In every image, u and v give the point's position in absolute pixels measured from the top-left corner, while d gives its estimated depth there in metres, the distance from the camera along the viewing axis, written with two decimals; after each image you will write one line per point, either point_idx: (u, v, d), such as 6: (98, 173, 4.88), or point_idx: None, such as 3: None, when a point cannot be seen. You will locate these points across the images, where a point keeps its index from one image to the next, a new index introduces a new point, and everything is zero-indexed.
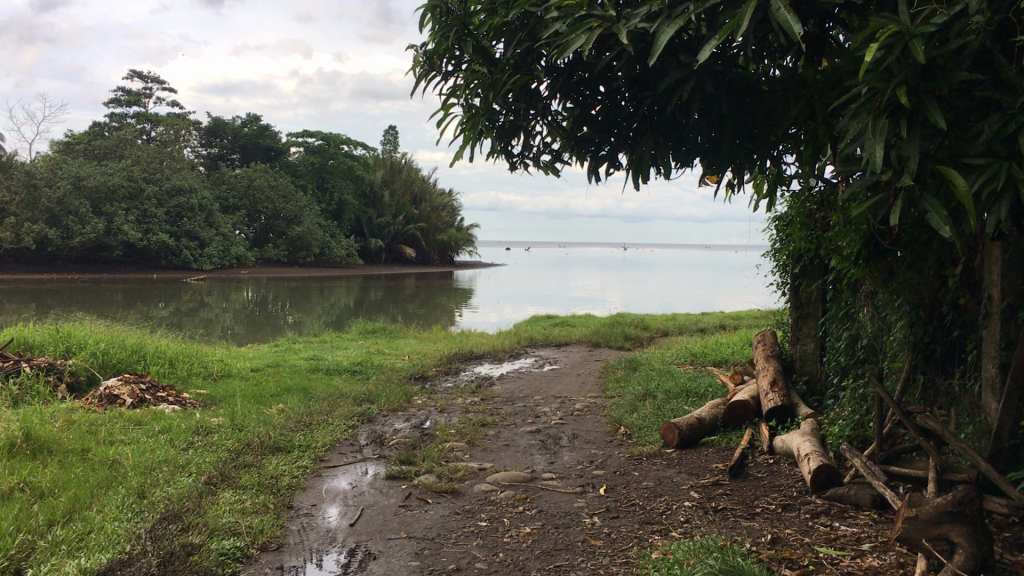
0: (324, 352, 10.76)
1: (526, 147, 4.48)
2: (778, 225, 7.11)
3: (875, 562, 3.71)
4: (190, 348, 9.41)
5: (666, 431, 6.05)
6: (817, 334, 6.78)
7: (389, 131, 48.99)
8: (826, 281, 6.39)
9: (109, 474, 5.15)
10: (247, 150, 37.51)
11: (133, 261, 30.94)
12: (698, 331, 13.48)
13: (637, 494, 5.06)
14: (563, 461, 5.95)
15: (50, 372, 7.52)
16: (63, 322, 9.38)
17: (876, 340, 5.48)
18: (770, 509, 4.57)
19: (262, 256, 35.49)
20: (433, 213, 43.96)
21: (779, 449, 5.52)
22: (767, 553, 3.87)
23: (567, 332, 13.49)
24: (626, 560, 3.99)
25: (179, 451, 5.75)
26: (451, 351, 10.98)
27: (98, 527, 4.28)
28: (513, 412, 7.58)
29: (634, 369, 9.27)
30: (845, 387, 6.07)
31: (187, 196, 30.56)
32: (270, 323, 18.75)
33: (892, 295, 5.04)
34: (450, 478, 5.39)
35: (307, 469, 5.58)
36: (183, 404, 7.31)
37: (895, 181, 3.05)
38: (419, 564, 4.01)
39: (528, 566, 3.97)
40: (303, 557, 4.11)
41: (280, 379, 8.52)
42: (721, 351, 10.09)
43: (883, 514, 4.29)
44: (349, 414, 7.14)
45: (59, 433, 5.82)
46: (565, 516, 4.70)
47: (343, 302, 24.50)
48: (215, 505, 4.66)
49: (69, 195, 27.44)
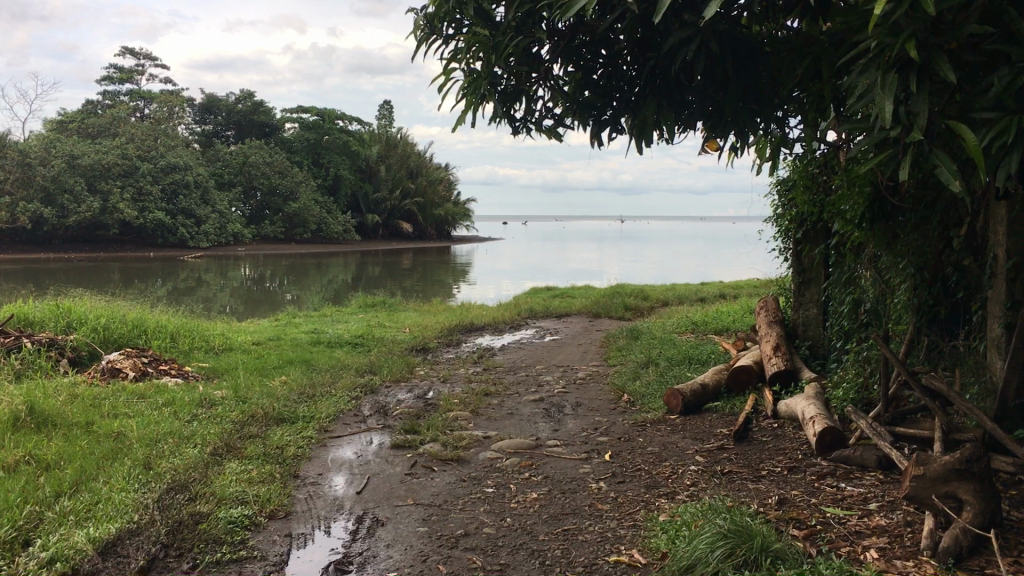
0: (325, 326, 10.73)
1: (528, 111, 4.46)
2: (780, 190, 7.09)
3: (882, 520, 3.73)
4: (190, 323, 9.40)
5: (669, 397, 6.06)
6: (820, 300, 6.78)
7: (385, 107, 48.70)
8: (829, 245, 6.39)
9: (114, 446, 5.15)
10: (241, 126, 37.32)
11: (130, 240, 30.91)
12: (697, 301, 13.46)
13: (643, 460, 5.07)
14: (568, 428, 5.96)
15: (51, 348, 7.52)
16: (62, 298, 9.37)
17: (880, 304, 5.48)
18: (776, 471, 4.59)
19: (259, 233, 35.38)
20: (430, 188, 43.82)
21: (783, 413, 5.53)
22: (775, 514, 3.88)
23: (568, 303, 13.47)
24: (634, 522, 4.01)
25: (183, 422, 5.75)
26: (452, 323, 10.96)
27: (106, 497, 4.30)
28: (516, 381, 7.60)
29: (636, 338, 9.27)
30: (848, 352, 6.08)
31: (182, 174, 30.43)
32: (270, 300, 18.73)
33: (896, 258, 5.04)
34: (456, 446, 5.39)
35: (311, 439, 5.58)
36: (185, 377, 7.30)
37: (904, 138, 3.04)
38: (427, 530, 4.02)
39: (535, 530, 3.97)
40: (310, 525, 4.12)
41: (282, 352, 8.51)
42: (722, 319, 10.11)
43: (888, 474, 4.31)
44: (352, 385, 7.16)
45: (63, 407, 5.82)
46: (571, 481, 4.71)
47: (341, 278, 24.46)
48: (221, 475, 4.67)
49: (64, 173, 27.38)
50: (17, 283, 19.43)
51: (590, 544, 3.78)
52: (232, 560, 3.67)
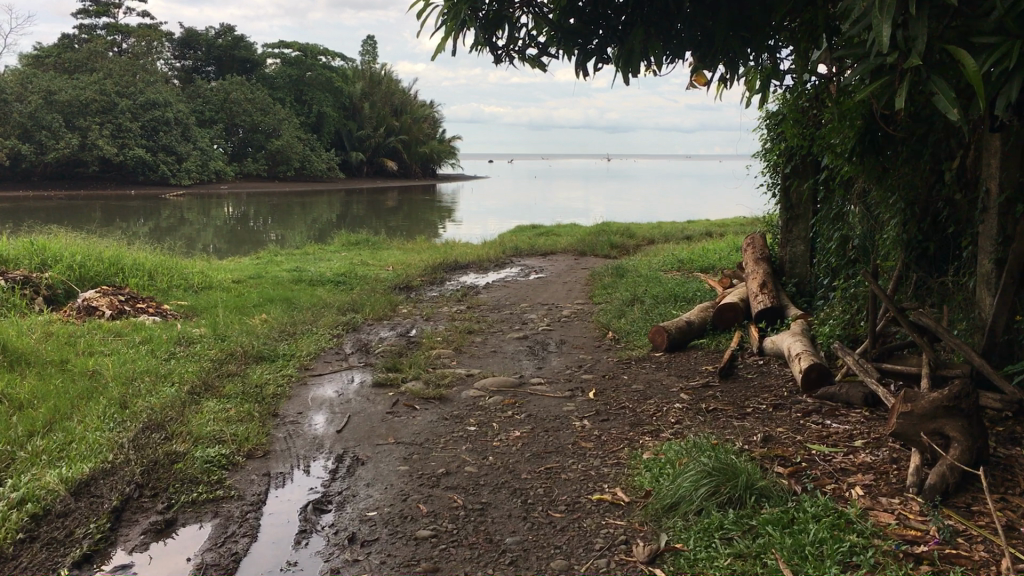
0: (307, 263, 10.60)
1: (511, 39, 4.29)
2: (768, 125, 6.95)
3: (868, 457, 3.69)
4: (169, 261, 9.26)
5: (654, 334, 5.99)
6: (808, 236, 6.69)
7: (369, 43, 47.83)
8: (818, 180, 6.28)
9: (90, 384, 5.07)
10: (222, 62, 36.63)
11: (110, 177, 30.47)
12: (683, 239, 13.35)
13: (627, 397, 5.01)
14: (551, 365, 5.90)
15: (26, 286, 7.39)
16: (37, 235, 9.20)
17: (869, 239, 5.40)
18: (761, 409, 4.54)
19: (242, 170, 34.95)
20: (414, 125, 43.24)
21: (769, 350, 5.48)
22: (759, 451, 3.82)
23: (553, 241, 13.35)
24: (617, 460, 3.96)
25: (160, 360, 5.67)
26: (435, 261, 10.85)
27: (79, 437, 4.23)
28: (500, 319, 7.53)
29: (621, 276, 9.17)
30: (835, 289, 6.02)
31: (162, 110, 29.91)
32: (253, 239, 18.51)
33: (886, 193, 4.95)
34: (437, 384, 5.31)
35: (292, 377, 5.50)
36: (163, 315, 7.20)
37: (900, 64, 2.92)
38: (408, 469, 3.95)
39: (518, 469, 3.91)
40: (289, 464, 4.05)
41: (263, 290, 8.39)
42: (708, 257, 10.02)
43: (874, 411, 4.27)
44: (334, 323, 7.07)
45: (37, 345, 5.72)
46: (555, 419, 4.65)
47: (325, 217, 24.22)
48: (199, 414, 4.60)
49: (41, 109, 26.89)
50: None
51: (573, 483, 3.73)
52: (208, 499, 3.59)
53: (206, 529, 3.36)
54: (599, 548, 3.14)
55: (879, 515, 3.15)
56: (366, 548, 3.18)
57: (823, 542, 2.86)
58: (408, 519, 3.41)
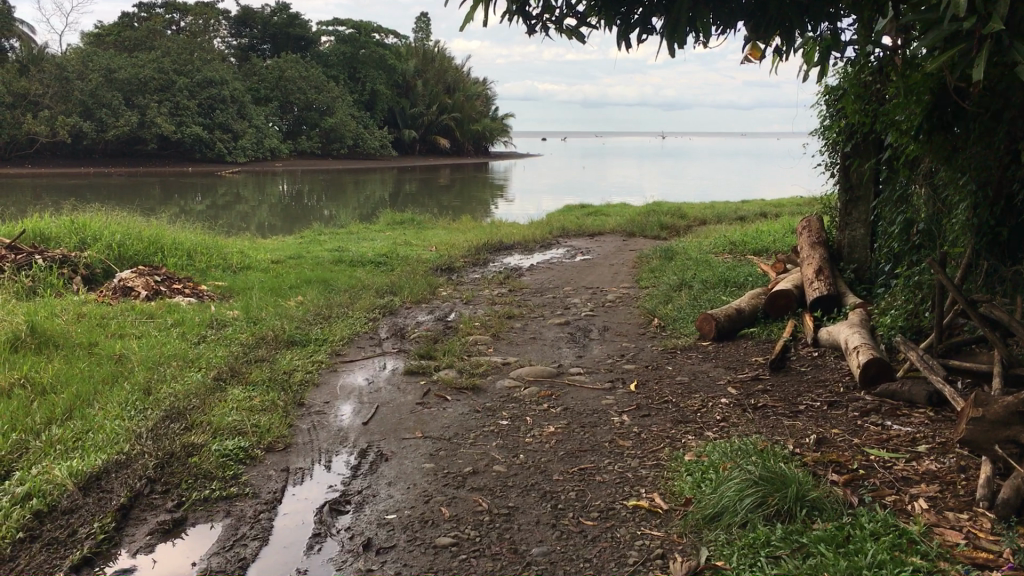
0: (350, 243, 10.42)
1: (546, 6, 3.97)
2: (827, 101, 6.58)
3: (932, 466, 3.39)
4: (209, 240, 9.15)
5: (702, 323, 5.69)
6: (868, 219, 6.32)
7: (423, 19, 47.65)
8: (881, 160, 5.91)
9: (115, 369, 4.93)
10: (277, 40, 36.66)
11: (168, 155, 30.71)
12: (736, 220, 12.92)
13: (670, 391, 4.73)
14: (593, 354, 5.64)
15: (64, 265, 7.31)
16: (78, 213, 9.14)
17: (936, 224, 5.06)
18: (815, 407, 4.23)
19: (296, 147, 35.09)
20: (467, 103, 42.90)
21: (825, 341, 5.15)
22: (812, 455, 3.52)
23: (601, 221, 13.02)
24: (657, 462, 3.69)
25: (190, 344, 5.52)
26: (480, 241, 10.61)
27: (98, 425, 4.08)
28: (542, 303, 7.26)
29: (669, 259, 8.85)
30: (897, 277, 5.66)
31: (219, 88, 30.03)
32: (304, 217, 18.44)
33: (955, 174, 4.59)
34: (472, 373, 5.08)
35: (322, 363, 5.31)
36: (200, 296, 7.06)
37: (979, 30, 2.60)
38: (434, 467, 3.73)
39: (549, 469, 3.67)
40: (310, 458, 3.85)
41: (302, 271, 8.23)
42: (761, 240, 9.63)
43: (939, 412, 3.96)
44: (371, 306, 6.87)
45: (67, 327, 5.61)
46: (592, 414, 4.38)
47: (378, 194, 24.16)
48: (221, 402, 4.43)
49: (101, 87, 27.10)
50: (58, 198, 19.34)
51: (608, 486, 3.47)
52: (221, 497, 3.41)
53: (216, 529, 3.18)
54: (632, 563, 2.88)
55: (945, 534, 2.84)
56: (382, 556, 2.96)
57: (883, 566, 2.55)
58: (428, 524, 3.19)
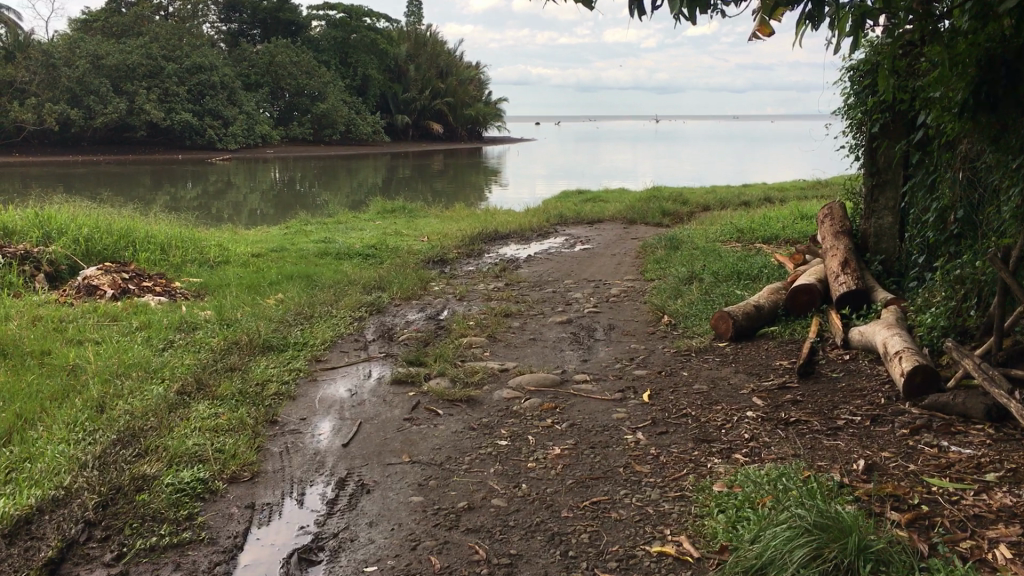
0: (337, 234, 9.86)
1: None
2: (852, 78, 6.05)
3: (1007, 500, 2.87)
4: (186, 232, 8.59)
5: (719, 321, 5.18)
6: (897, 206, 5.80)
7: (413, 4, 46.81)
8: (912, 141, 5.38)
9: (66, 383, 4.39)
10: (267, 24, 35.92)
11: (157, 142, 30.08)
12: (741, 205, 12.39)
13: (688, 402, 4.22)
14: (599, 358, 5.12)
15: (25, 262, 6.77)
16: (48, 205, 8.58)
17: (979, 211, 4.54)
18: (856, 422, 3.72)
19: (287, 134, 34.47)
20: (460, 87, 42.23)
21: (857, 344, 4.64)
22: (864, 488, 3.01)
23: (601, 207, 12.49)
24: (680, 494, 3.18)
25: (154, 352, 4.99)
26: (475, 230, 10.08)
27: (37, 452, 3.55)
28: (542, 299, 6.74)
29: (675, 248, 8.33)
30: (933, 269, 5.15)
31: (208, 74, 29.39)
32: (295, 204, 17.90)
33: (1007, 155, 4.07)
34: (466, 383, 4.56)
35: (299, 372, 4.78)
36: (171, 295, 6.52)
37: None
38: (423, 501, 3.21)
39: (557, 503, 3.15)
40: (280, 492, 3.34)
41: (284, 265, 7.69)
42: (770, 226, 9.12)
43: (999, 429, 3.45)
44: (357, 304, 6.34)
45: (19, 334, 5.08)
46: (603, 432, 3.87)
47: (371, 181, 23.61)
48: (183, 422, 3.90)
49: (89, 73, 26.42)
50: (45, 188, 18.80)
51: (626, 526, 2.96)
52: (171, 545, 2.89)
53: None
54: None
55: None
56: None
57: None
58: None
